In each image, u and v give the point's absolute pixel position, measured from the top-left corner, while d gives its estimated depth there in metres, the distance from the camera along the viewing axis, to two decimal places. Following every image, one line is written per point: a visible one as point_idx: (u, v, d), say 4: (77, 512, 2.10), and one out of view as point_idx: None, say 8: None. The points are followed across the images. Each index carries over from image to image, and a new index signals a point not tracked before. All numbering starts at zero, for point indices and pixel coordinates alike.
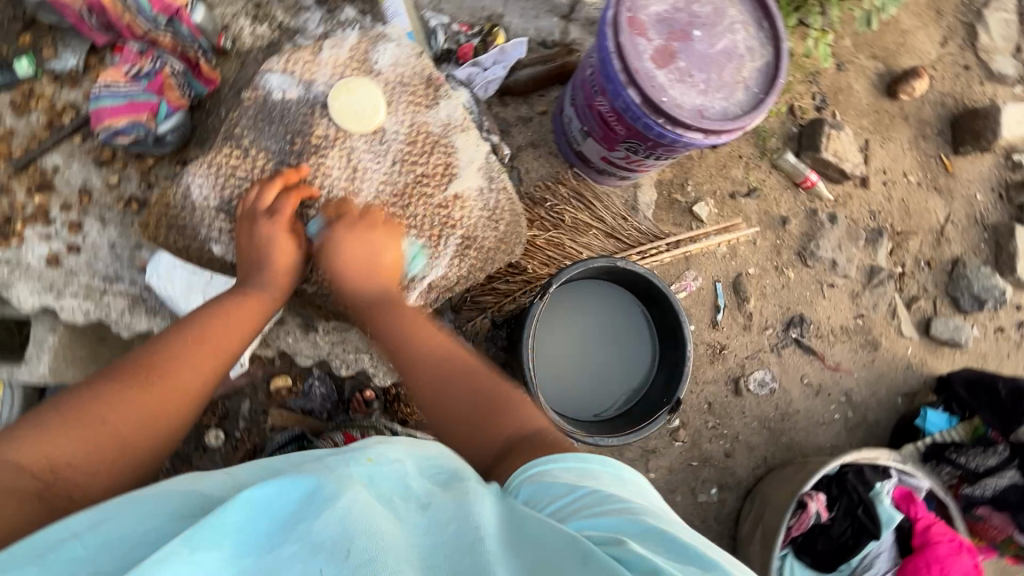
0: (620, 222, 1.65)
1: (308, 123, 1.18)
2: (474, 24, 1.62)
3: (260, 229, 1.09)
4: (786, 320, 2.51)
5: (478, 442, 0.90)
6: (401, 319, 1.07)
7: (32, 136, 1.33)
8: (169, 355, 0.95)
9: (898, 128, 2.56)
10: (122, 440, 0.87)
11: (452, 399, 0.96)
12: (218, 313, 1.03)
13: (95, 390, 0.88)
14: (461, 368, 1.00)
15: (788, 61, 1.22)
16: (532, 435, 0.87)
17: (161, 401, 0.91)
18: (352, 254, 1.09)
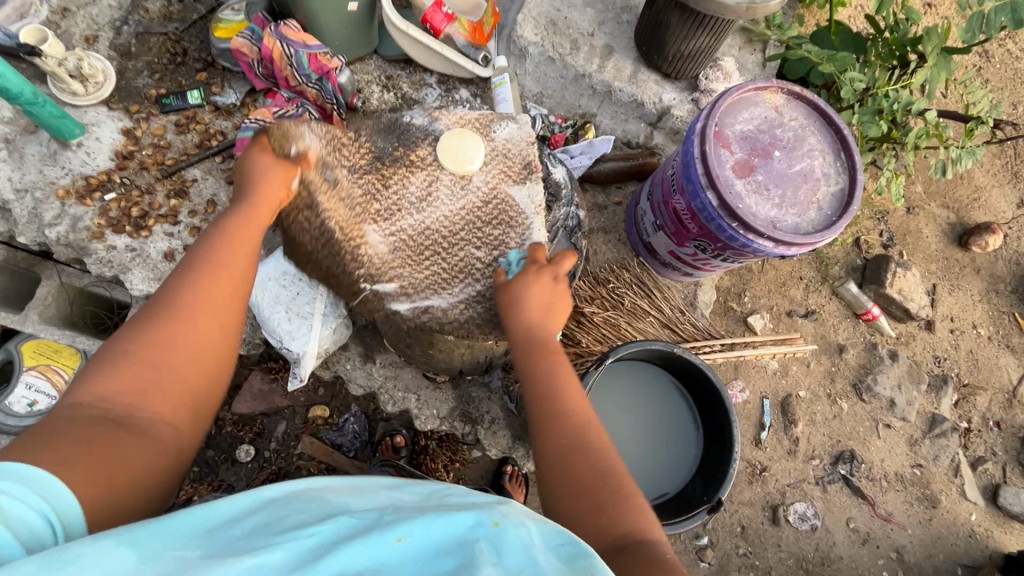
0: (677, 314, 1.69)
1: (413, 141, 1.18)
2: (568, 118, 1.83)
3: (266, 167, 0.99)
4: (835, 454, 2.38)
5: (582, 536, 0.82)
6: (548, 360, 1.00)
7: (183, 151, 1.56)
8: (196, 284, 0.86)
9: (969, 278, 2.54)
10: (166, 376, 0.79)
11: (578, 478, 0.86)
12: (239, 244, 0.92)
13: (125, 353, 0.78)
14: (586, 434, 0.91)
15: (862, 190, 1.30)
16: (636, 539, 0.79)
17: (193, 322, 0.83)
18: (535, 301, 1.05)
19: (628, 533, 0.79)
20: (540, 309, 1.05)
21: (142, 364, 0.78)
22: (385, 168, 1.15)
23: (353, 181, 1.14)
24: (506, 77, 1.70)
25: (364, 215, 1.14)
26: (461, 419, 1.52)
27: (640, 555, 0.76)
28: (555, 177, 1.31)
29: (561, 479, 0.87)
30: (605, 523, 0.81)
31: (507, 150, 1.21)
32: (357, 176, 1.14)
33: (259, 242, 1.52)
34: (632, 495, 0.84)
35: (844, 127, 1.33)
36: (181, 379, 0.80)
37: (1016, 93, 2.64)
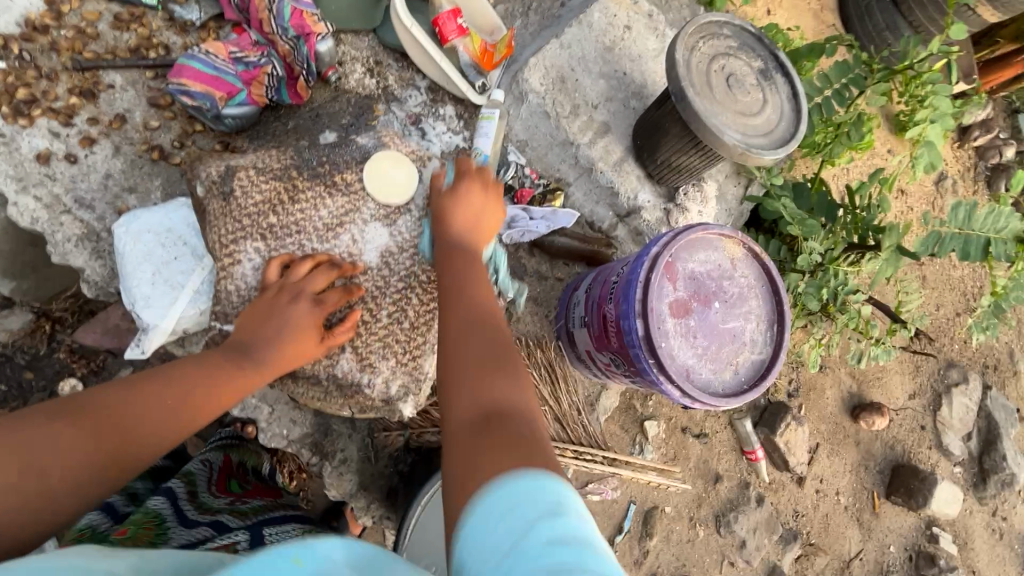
0: (574, 413, 1.64)
1: (351, 165, 1.17)
2: (543, 176, 1.73)
3: (291, 306, 1.01)
4: (675, 574, 2.41)
5: (467, 399, 0.83)
6: (467, 263, 1.03)
7: (111, 49, 1.34)
8: (147, 404, 0.85)
9: (847, 448, 2.66)
10: (34, 490, 0.73)
11: (477, 341, 0.89)
12: (219, 372, 0.94)
13: (37, 424, 0.76)
14: (495, 329, 0.93)
15: (780, 368, 1.29)
16: (522, 417, 0.80)
17: (105, 451, 0.80)
18: (465, 211, 1.10)
19: (508, 402, 0.81)
20: (468, 221, 1.10)
21: (23, 459, 0.73)
22: (303, 180, 1.14)
23: (259, 181, 1.13)
24: (495, 113, 1.58)
25: (250, 229, 1.11)
26: (310, 448, 1.37)
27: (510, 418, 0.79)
28: (490, 259, 1.28)
29: (458, 360, 0.88)
30: (482, 393, 0.83)
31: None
32: (259, 181, 1.13)
33: (159, 181, 1.32)
34: (522, 372, 0.87)
35: (786, 302, 1.32)
36: (64, 485, 0.76)
37: (942, 297, 2.81)
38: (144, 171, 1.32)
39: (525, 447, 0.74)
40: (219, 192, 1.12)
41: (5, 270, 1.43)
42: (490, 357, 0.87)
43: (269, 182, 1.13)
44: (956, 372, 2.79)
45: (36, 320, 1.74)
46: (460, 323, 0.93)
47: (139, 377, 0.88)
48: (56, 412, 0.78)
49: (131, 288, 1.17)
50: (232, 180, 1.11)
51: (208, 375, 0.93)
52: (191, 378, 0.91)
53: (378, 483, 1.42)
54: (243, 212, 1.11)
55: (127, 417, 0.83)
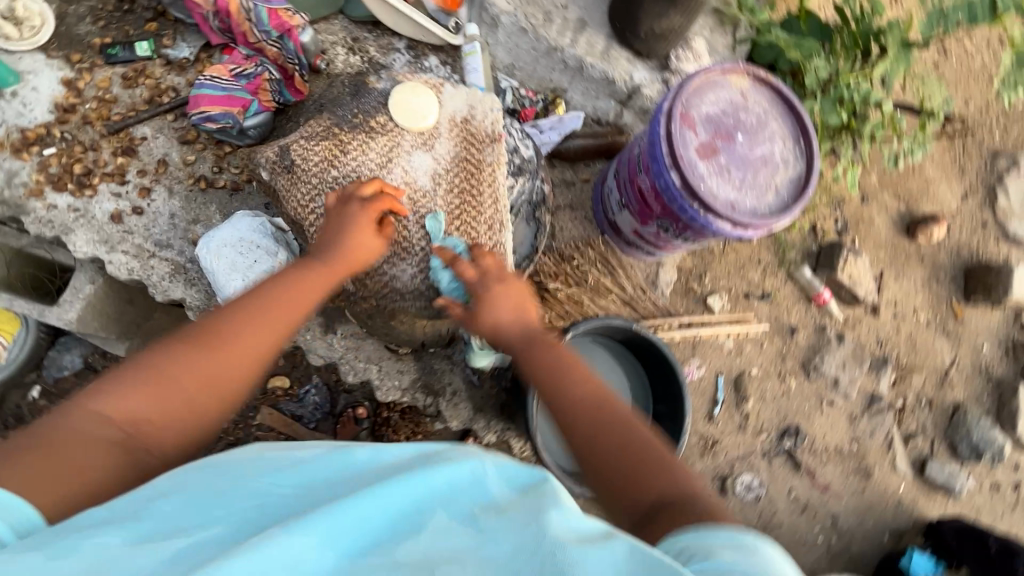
0: (639, 293, 1.75)
1: (377, 108, 1.27)
2: (538, 92, 1.85)
3: (348, 212, 1.14)
4: (781, 427, 2.49)
5: (627, 507, 0.86)
6: (547, 366, 1.06)
7: (131, 107, 1.48)
8: (236, 330, 0.97)
9: (912, 266, 2.65)
10: (178, 402, 0.91)
11: (606, 444, 0.93)
12: (297, 280, 1.07)
13: (165, 355, 0.92)
14: (607, 412, 0.97)
15: (818, 177, 1.34)
16: (691, 496, 0.83)
17: (221, 366, 0.94)
18: (507, 307, 1.13)
19: (666, 493, 0.84)
20: (517, 314, 1.13)
21: (165, 384, 0.90)
22: (346, 132, 1.24)
23: (315, 147, 1.23)
24: (476, 46, 1.66)
25: (321, 187, 1.23)
26: (423, 390, 1.54)
27: (682, 504, 0.81)
28: (525, 156, 1.40)
29: (593, 469, 0.93)
30: (649, 485, 0.86)
31: (470, 118, 1.29)
32: (311, 145, 1.23)
33: (215, 206, 1.47)
34: (662, 454, 0.90)
35: (806, 115, 1.37)
36: (202, 396, 0.93)
37: (968, 87, 2.72)
38: (200, 202, 1.46)
39: (698, 517, 0.78)
40: (281, 169, 1.23)
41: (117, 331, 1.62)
42: (616, 464, 0.90)
43: (318, 147, 1.23)
44: (1004, 159, 2.75)
45: None
46: (582, 432, 0.96)
47: (231, 305, 1.01)
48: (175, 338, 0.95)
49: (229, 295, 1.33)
50: (290, 154, 1.23)
51: (284, 288, 1.06)
52: (275, 290, 1.04)
53: (490, 401, 1.56)
54: (305, 177, 1.23)
55: (232, 340, 0.96)
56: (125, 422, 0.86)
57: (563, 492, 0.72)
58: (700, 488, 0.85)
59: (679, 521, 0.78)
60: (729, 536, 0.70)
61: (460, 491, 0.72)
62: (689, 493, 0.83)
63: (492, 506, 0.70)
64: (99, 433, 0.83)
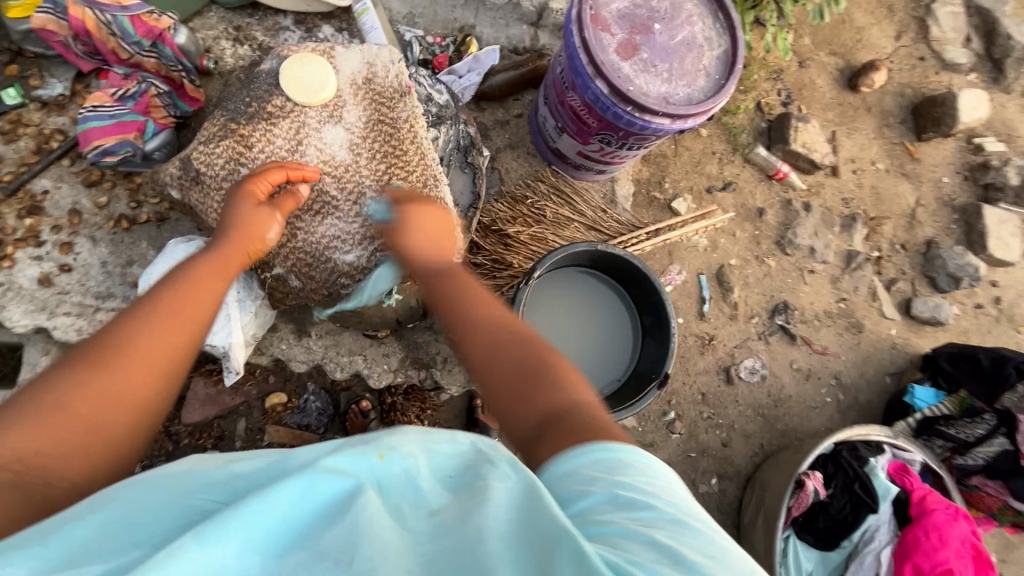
0: (600, 214, 1.71)
1: (269, 91, 1.18)
2: (446, 35, 1.71)
3: (242, 200, 1.01)
4: (770, 307, 2.55)
5: (521, 414, 0.76)
6: (453, 284, 0.97)
7: (21, 161, 1.37)
8: (144, 335, 0.75)
9: (861, 119, 2.65)
10: (75, 429, 0.69)
11: (500, 352, 0.83)
12: (216, 267, 0.90)
13: (52, 376, 0.70)
14: (502, 322, 0.88)
15: (744, 48, 1.30)
16: (578, 407, 0.74)
17: (131, 370, 0.74)
18: (422, 235, 1.06)
19: (564, 403, 0.74)
20: (431, 245, 1.06)
21: (57, 410, 0.69)
22: (244, 125, 1.15)
23: (215, 150, 1.14)
24: (366, 2, 1.54)
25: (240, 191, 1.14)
26: (414, 367, 1.52)
27: (572, 415, 0.72)
28: (441, 102, 1.33)
29: (487, 377, 0.83)
30: (537, 397, 0.76)
31: (372, 77, 1.23)
32: (212, 148, 1.14)
33: (145, 242, 1.39)
34: (563, 369, 0.80)
35: None
36: (117, 413, 0.72)
37: None
38: (128, 242, 1.38)
39: (593, 429, 0.68)
40: (191, 183, 1.16)
41: None
42: (512, 373, 0.80)
43: (221, 151, 1.15)
44: None
45: None
46: (477, 346, 0.86)
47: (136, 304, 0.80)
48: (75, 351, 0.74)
49: None
50: (195, 164, 1.14)
51: (207, 271, 0.88)
52: (179, 288, 0.83)
53: None
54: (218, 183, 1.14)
55: (144, 345, 0.75)
56: (8, 458, 0.65)
57: (498, 473, 0.62)
58: (591, 399, 0.76)
59: (585, 432, 0.68)
60: (600, 450, 0.64)
61: (392, 482, 0.62)
62: (581, 407, 0.74)
63: (424, 505, 0.60)
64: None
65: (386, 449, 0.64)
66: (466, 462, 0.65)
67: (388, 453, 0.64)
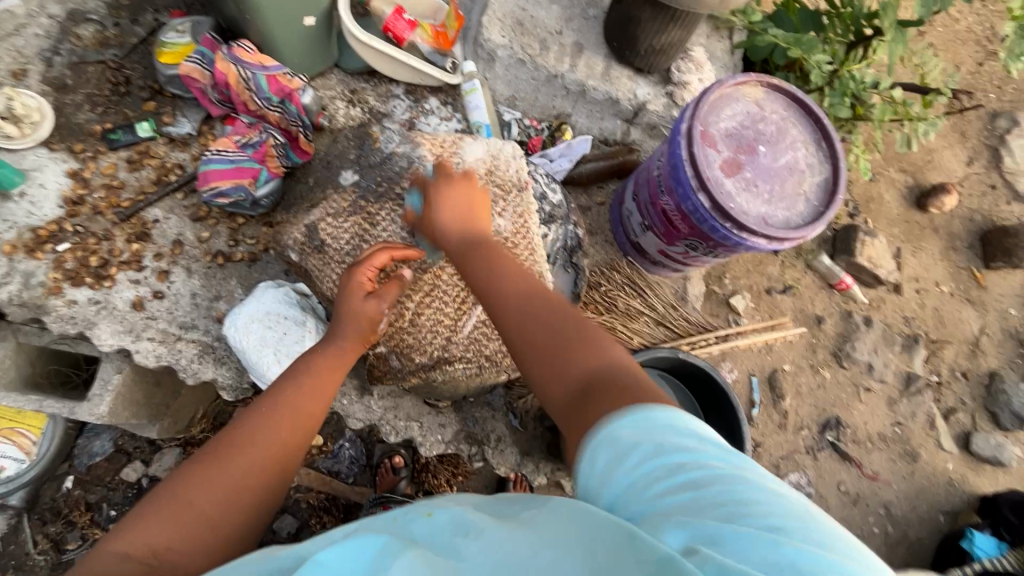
0: (670, 311, 1.71)
1: (401, 174, 1.25)
2: (543, 120, 1.82)
3: (352, 300, 1.08)
4: (821, 421, 2.44)
5: (556, 378, 0.80)
6: (489, 254, 1.02)
7: (139, 190, 1.46)
8: (254, 432, 0.90)
9: (929, 239, 2.61)
10: (198, 521, 0.79)
11: (540, 311, 0.88)
12: (318, 367, 1.03)
13: (188, 471, 0.83)
14: (539, 294, 0.91)
15: (846, 179, 1.31)
16: (615, 370, 0.78)
17: (250, 468, 0.86)
18: (453, 208, 1.09)
19: (602, 367, 0.78)
20: (460, 217, 1.09)
21: (185, 506, 0.79)
22: (371, 204, 1.23)
23: (330, 218, 1.22)
24: (477, 83, 1.66)
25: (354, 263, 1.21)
26: (467, 441, 1.50)
27: (614, 377, 0.76)
28: (554, 201, 1.37)
29: (523, 347, 0.86)
30: (576, 365, 0.80)
31: (493, 169, 1.27)
32: (340, 223, 1.22)
33: (235, 279, 1.45)
34: (595, 333, 0.83)
35: (824, 117, 1.34)
36: (230, 511, 0.82)
37: (958, 54, 2.70)
38: (219, 278, 1.44)
39: (633, 392, 0.72)
40: (313, 250, 1.21)
41: (150, 415, 1.60)
42: (549, 341, 0.83)
43: (339, 220, 1.22)
44: (1004, 119, 2.73)
45: (186, 449, 1.91)
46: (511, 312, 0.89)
47: (253, 403, 0.95)
48: (209, 449, 0.87)
49: (263, 371, 1.30)
50: (320, 233, 1.21)
51: (315, 375, 1.02)
52: (290, 385, 0.99)
53: (536, 442, 1.54)
54: (330, 254, 1.21)
55: (257, 442, 0.89)
56: (146, 551, 0.74)
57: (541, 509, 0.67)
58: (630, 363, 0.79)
59: (609, 402, 0.71)
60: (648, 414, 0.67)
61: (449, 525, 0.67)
62: (620, 369, 0.78)
63: (471, 531, 0.65)
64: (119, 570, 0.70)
65: (433, 507, 0.72)
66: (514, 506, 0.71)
67: (437, 511, 0.71)
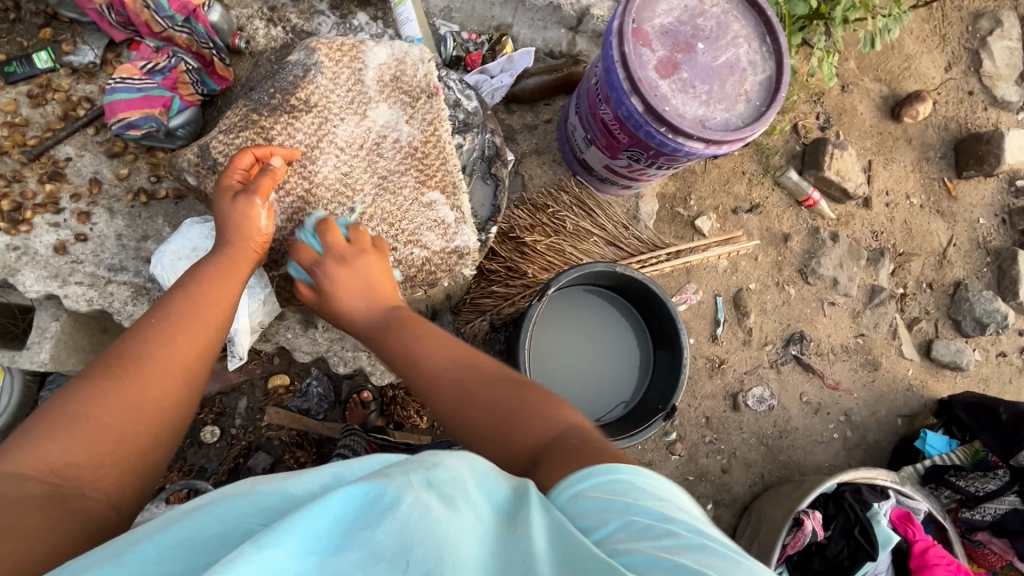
0: (621, 230, 1.67)
1: (297, 84, 1.16)
2: (482, 32, 1.67)
3: (230, 203, 1.05)
4: (786, 336, 2.48)
5: (509, 452, 0.77)
6: (404, 337, 1.02)
7: (46, 126, 1.37)
8: (154, 347, 0.90)
9: (901, 150, 2.55)
10: (100, 437, 0.79)
11: (471, 409, 0.86)
12: (211, 277, 1.02)
13: (78, 393, 0.81)
14: (472, 372, 0.91)
15: (789, 76, 1.24)
16: (567, 434, 0.75)
17: (149, 380, 0.86)
18: (353, 287, 1.08)
19: (554, 434, 0.75)
20: (360, 295, 1.09)
21: (83, 424, 0.78)
22: (264, 117, 1.14)
23: (231, 140, 1.14)
24: None
25: None
26: None
27: (559, 441, 0.73)
28: (468, 109, 1.32)
29: (468, 430, 0.84)
30: (520, 438, 0.77)
31: (400, 73, 1.22)
32: (231, 139, 1.14)
33: (162, 218, 1.39)
34: (538, 400, 0.83)
35: (768, 8, 1.25)
36: (135, 424, 0.82)
37: None
38: (144, 216, 1.38)
39: (589, 451, 0.69)
40: (208, 171, 1.15)
41: None
42: (489, 421, 0.81)
43: (243, 141, 1.14)
44: (986, 21, 2.60)
45: None
46: (444, 400, 0.89)
47: (146, 320, 0.94)
48: (101, 367, 0.86)
49: None
50: (213, 153, 1.14)
51: (212, 285, 1.01)
52: (186, 298, 0.98)
53: None
54: None
55: (155, 356, 0.89)
56: (43, 471, 0.72)
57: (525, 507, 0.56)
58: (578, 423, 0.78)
59: (578, 459, 0.67)
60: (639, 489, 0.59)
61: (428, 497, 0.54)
62: (559, 432, 0.76)
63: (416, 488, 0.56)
64: (17, 489, 0.68)
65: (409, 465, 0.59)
66: (512, 492, 0.58)
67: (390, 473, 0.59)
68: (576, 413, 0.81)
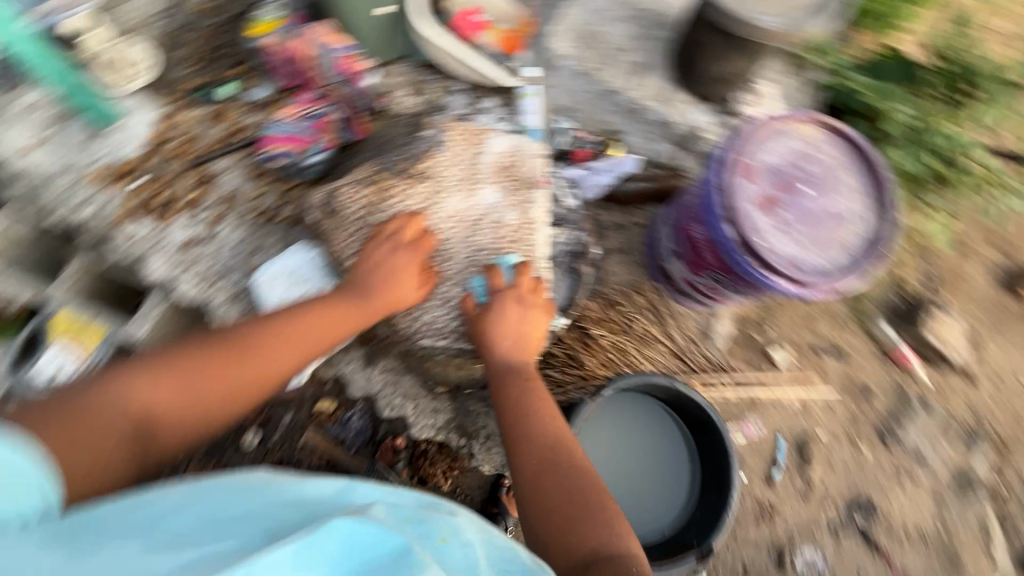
0: (690, 345, 1.70)
1: (423, 155, 1.31)
2: (593, 133, 1.82)
3: (392, 257, 1.24)
4: (852, 502, 2.22)
5: (560, 553, 1.00)
6: (528, 397, 1.22)
7: (211, 143, 1.59)
8: (254, 348, 1.13)
9: (1020, 330, 2.32)
10: (189, 400, 1.07)
11: (552, 482, 1.08)
12: (325, 313, 1.21)
13: (185, 361, 1.09)
14: (566, 462, 1.11)
15: (894, 234, 1.22)
16: (616, 551, 0.99)
17: (240, 371, 1.11)
18: (509, 331, 1.26)
19: (601, 546, 0.99)
20: (510, 340, 1.26)
21: (179, 382, 1.06)
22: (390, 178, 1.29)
23: (356, 189, 1.30)
24: (534, 89, 1.67)
25: (363, 230, 1.30)
26: (457, 431, 1.64)
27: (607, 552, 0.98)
28: (567, 204, 1.43)
29: (537, 503, 1.07)
30: (580, 540, 1.00)
31: (514, 163, 1.33)
32: (357, 190, 1.29)
33: (276, 237, 1.56)
34: (604, 517, 1.03)
35: (882, 166, 1.26)
36: (215, 397, 1.09)
37: None
38: (262, 232, 1.56)
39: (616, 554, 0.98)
40: (331, 214, 1.31)
41: None
42: (561, 510, 1.03)
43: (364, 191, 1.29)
44: None
45: None
46: (531, 470, 1.10)
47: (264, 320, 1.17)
48: (217, 346, 1.12)
49: None
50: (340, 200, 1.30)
51: (329, 319, 1.21)
52: (300, 319, 1.18)
53: None
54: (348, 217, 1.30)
55: (257, 355, 1.13)
56: (135, 409, 1.01)
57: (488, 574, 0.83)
58: (626, 538, 1.01)
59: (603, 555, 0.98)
60: None
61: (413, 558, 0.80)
62: (614, 542, 1.00)
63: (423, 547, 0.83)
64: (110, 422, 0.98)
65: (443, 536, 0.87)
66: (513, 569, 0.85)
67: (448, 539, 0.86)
68: (627, 532, 1.03)
